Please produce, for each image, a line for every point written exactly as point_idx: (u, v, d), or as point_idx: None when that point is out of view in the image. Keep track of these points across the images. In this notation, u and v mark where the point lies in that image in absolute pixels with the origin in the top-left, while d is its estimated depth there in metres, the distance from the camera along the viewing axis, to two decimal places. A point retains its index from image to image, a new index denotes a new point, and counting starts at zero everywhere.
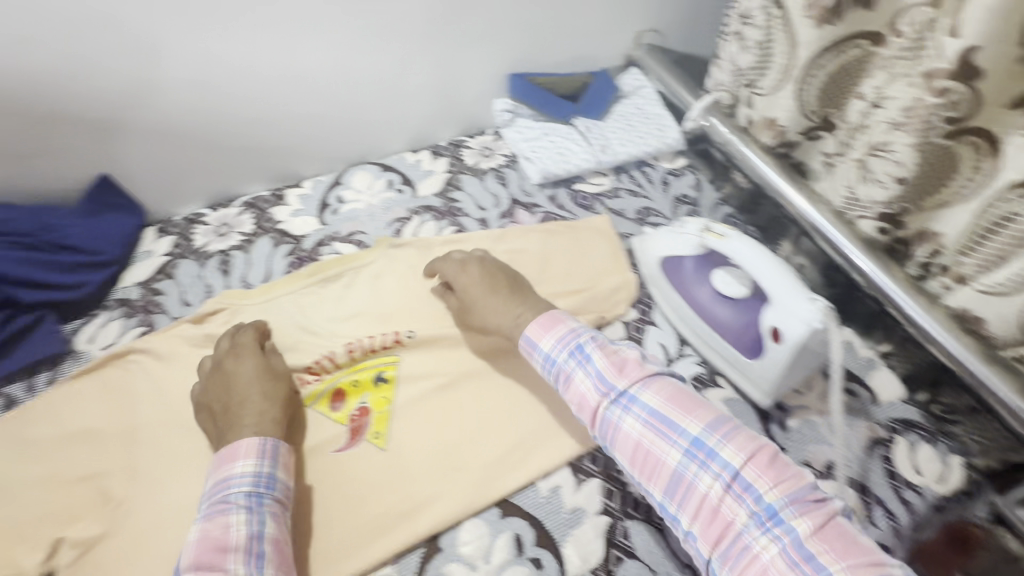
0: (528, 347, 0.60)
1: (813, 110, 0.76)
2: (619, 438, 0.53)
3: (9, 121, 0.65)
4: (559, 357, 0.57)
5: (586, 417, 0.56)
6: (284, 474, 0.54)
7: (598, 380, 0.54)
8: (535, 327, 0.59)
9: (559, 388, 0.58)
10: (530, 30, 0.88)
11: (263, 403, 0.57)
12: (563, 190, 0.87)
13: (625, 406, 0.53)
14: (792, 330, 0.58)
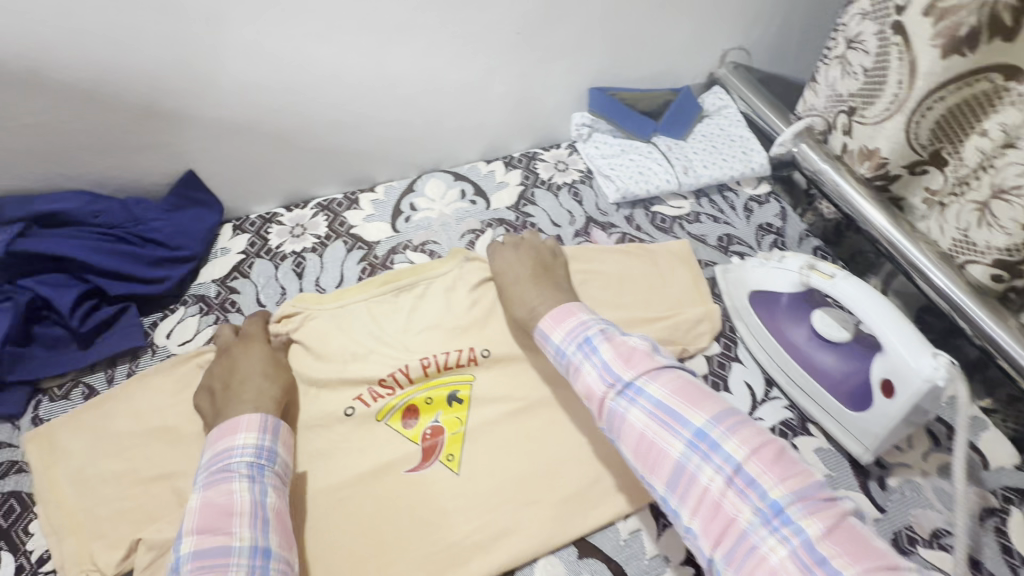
0: (541, 341, 0.60)
1: (923, 144, 0.71)
2: (623, 430, 0.50)
3: (110, 116, 0.66)
4: (569, 348, 0.56)
5: (593, 410, 0.54)
6: (282, 448, 0.55)
7: (604, 371, 0.52)
8: (547, 320, 0.59)
9: (570, 380, 0.56)
10: (617, 44, 0.86)
11: (260, 381, 0.59)
12: (641, 211, 0.85)
13: (630, 398, 0.50)
14: (907, 386, 0.53)
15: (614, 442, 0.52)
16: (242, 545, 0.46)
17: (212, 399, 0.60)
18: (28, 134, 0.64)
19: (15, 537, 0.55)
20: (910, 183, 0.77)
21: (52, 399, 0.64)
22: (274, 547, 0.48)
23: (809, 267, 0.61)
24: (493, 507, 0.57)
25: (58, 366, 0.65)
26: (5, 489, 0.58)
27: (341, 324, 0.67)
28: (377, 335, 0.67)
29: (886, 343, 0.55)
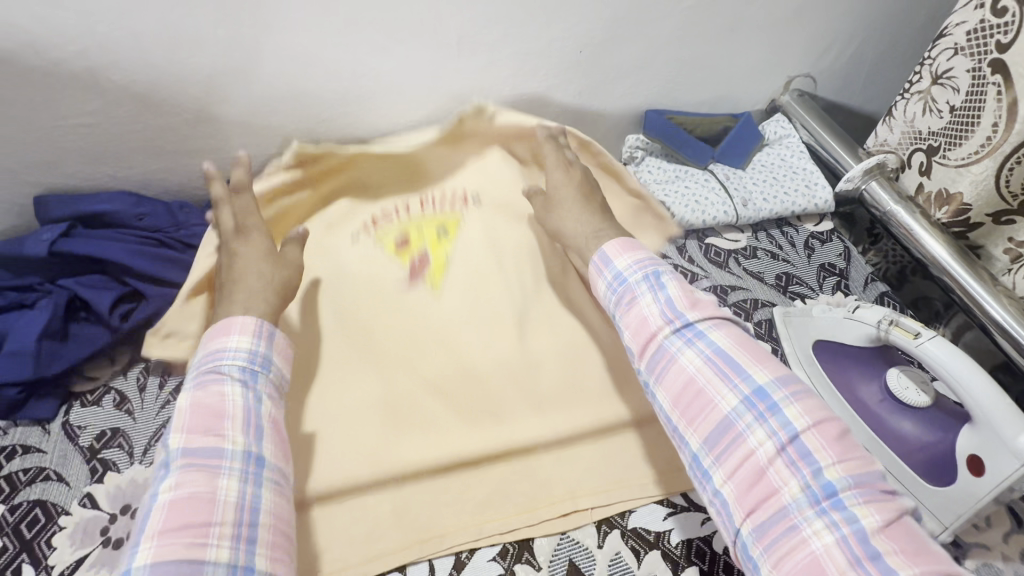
0: (595, 272, 0.59)
1: (1013, 192, 0.66)
2: (671, 370, 0.49)
3: (163, 118, 0.65)
4: (632, 277, 0.55)
5: (638, 346, 0.52)
6: (278, 356, 0.52)
7: (668, 307, 0.51)
8: (614, 245, 0.58)
9: (619, 313, 0.55)
10: (679, 67, 0.82)
11: (267, 288, 0.58)
12: (695, 242, 0.80)
13: (689, 340, 0.49)
14: (1000, 466, 0.48)
15: (654, 383, 0.51)
16: (235, 449, 0.44)
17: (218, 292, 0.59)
18: (80, 133, 0.63)
19: (38, 550, 0.53)
20: (992, 233, 0.72)
21: (83, 404, 0.62)
22: (267, 457, 0.46)
23: (892, 321, 0.56)
24: (530, 555, 0.54)
25: (92, 371, 0.63)
26: (30, 498, 0.55)
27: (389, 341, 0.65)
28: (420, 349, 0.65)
29: (979, 417, 0.50)
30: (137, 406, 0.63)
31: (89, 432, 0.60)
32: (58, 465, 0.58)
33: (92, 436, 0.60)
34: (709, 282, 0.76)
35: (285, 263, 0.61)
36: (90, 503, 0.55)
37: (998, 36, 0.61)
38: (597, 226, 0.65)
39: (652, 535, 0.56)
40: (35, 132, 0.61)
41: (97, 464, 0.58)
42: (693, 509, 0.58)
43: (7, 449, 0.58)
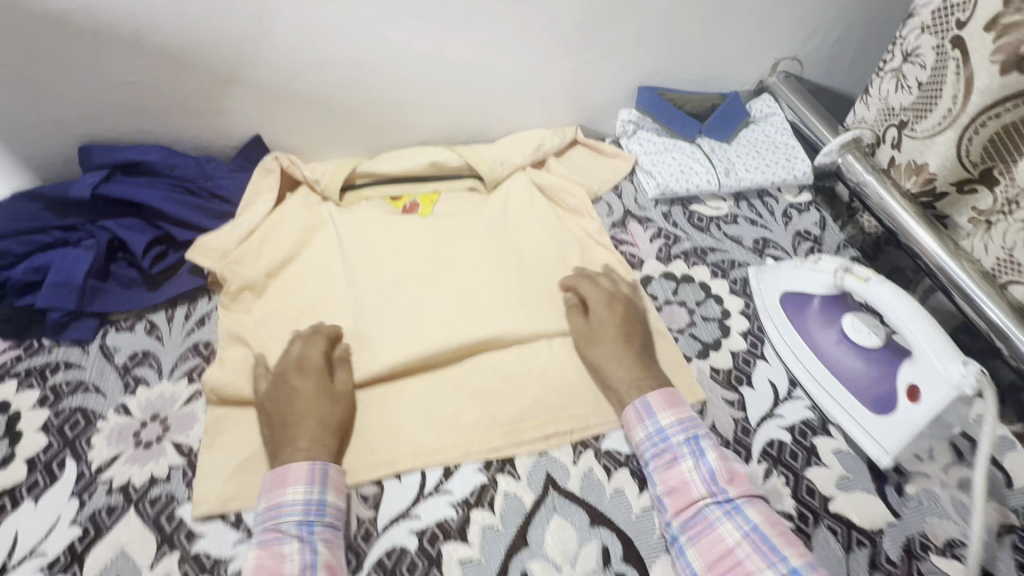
0: (628, 421, 0.62)
1: (974, 161, 0.70)
2: (709, 536, 0.53)
3: (194, 78, 0.72)
4: (673, 436, 0.59)
5: (674, 504, 0.56)
6: (334, 500, 0.55)
7: (710, 477, 0.56)
8: (658, 398, 0.62)
9: (654, 466, 0.59)
10: (670, 46, 0.88)
11: (321, 433, 0.58)
12: (679, 208, 0.86)
13: (728, 513, 0.54)
14: (934, 392, 0.54)
15: (687, 543, 0.54)
16: None
17: (267, 426, 0.60)
18: (121, 89, 0.70)
19: (79, 446, 0.60)
20: (957, 201, 0.76)
21: (117, 330, 0.69)
22: None
23: (845, 269, 0.62)
24: (512, 468, 0.61)
25: (127, 301, 0.70)
26: (72, 405, 0.63)
27: (400, 280, 0.75)
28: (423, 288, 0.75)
29: (917, 349, 0.55)
30: (166, 333, 0.70)
31: (123, 353, 0.68)
32: (96, 379, 0.65)
33: (125, 356, 0.67)
34: (690, 244, 0.82)
35: (339, 397, 0.62)
36: (124, 411, 0.63)
37: (958, 14, 0.66)
38: (640, 377, 0.64)
39: (622, 456, 0.63)
40: (83, 87, 0.69)
41: (130, 379, 0.65)
42: None
43: (51, 365, 0.66)
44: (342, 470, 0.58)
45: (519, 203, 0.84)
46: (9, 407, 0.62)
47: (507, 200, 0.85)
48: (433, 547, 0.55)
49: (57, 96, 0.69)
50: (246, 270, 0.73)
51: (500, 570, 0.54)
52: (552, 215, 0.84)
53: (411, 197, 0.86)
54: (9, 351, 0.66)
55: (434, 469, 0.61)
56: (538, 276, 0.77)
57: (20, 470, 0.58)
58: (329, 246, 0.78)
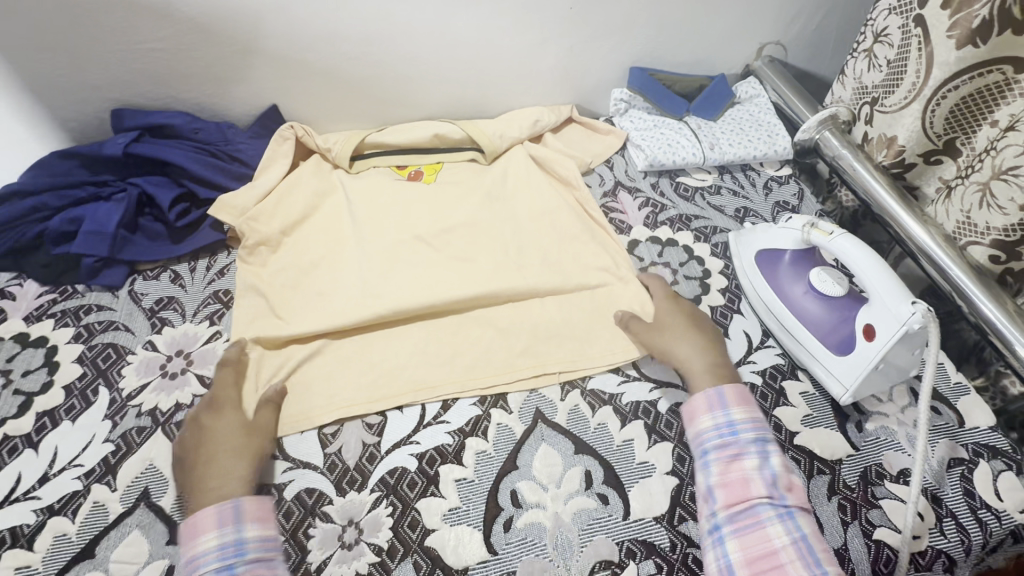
0: (693, 409, 0.61)
1: (937, 133, 0.76)
2: (755, 533, 0.52)
3: (218, 47, 0.78)
4: (741, 432, 0.58)
5: (724, 496, 0.55)
6: (258, 533, 0.52)
7: (771, 480, 0.54)
8: (732, 392, 0.60)
9: (712, 455, 0.57)
10: (659, 28, 0.94)
11: (240, 461, 0.57)
12: (667, 179, 0.92)
13: (782, 517, 0.52)
14: (887, 329, 0.60)
15: (728, 535, 0.53)
16: None
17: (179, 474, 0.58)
18: (151, 56, 0.77)
19: (110, 376, 0.66)
20: (925, 172, 0.81)
21: (144, 278, 0.76)
22: None
23: (811, 225, 0.69)
24: (504, 403, 0.67)
25: (154, 252, 0.77)
26: (104, 341, 0.69)
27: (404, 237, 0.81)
28: (426, 246, 0.81)
29: (874, 293, 0.61)
30: (189, 281, 0.76)
31: (150, 298, 0.74)
32: (126, 319, 0.71)
33: (152, 301, 0.73)
34: (676, 211, 0.88)
35: (256, 430, 0.60)
36: (151, 347, 0.69)
37: None
38: (709, 359, 0.66)
39: (606, 395, 0.68)
40: (118, 53, 0.75)
41: (156, 320, 0.72)
42: (643, 380, 0.69)
43: (85, 307, 0.72)
44: (261, 497, 0.54)
45: (517, 172, 0.90)
46: (48, 341, 0.68)
47: (505, 169, 0.91)
48: (432, 467, 0.61)
49: (95, 62, 0.75)
50: (261, 226, 0.79)
51: (492, 488, 0.59)
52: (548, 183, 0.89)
53: (416, 166, 0.91)
54: (46, 294, 0.73)
55: (433, 402, 0.66)
56: (532, 237, 0.83)
57: (58, 395, 0.64)
58: (339, 208, 0.84)
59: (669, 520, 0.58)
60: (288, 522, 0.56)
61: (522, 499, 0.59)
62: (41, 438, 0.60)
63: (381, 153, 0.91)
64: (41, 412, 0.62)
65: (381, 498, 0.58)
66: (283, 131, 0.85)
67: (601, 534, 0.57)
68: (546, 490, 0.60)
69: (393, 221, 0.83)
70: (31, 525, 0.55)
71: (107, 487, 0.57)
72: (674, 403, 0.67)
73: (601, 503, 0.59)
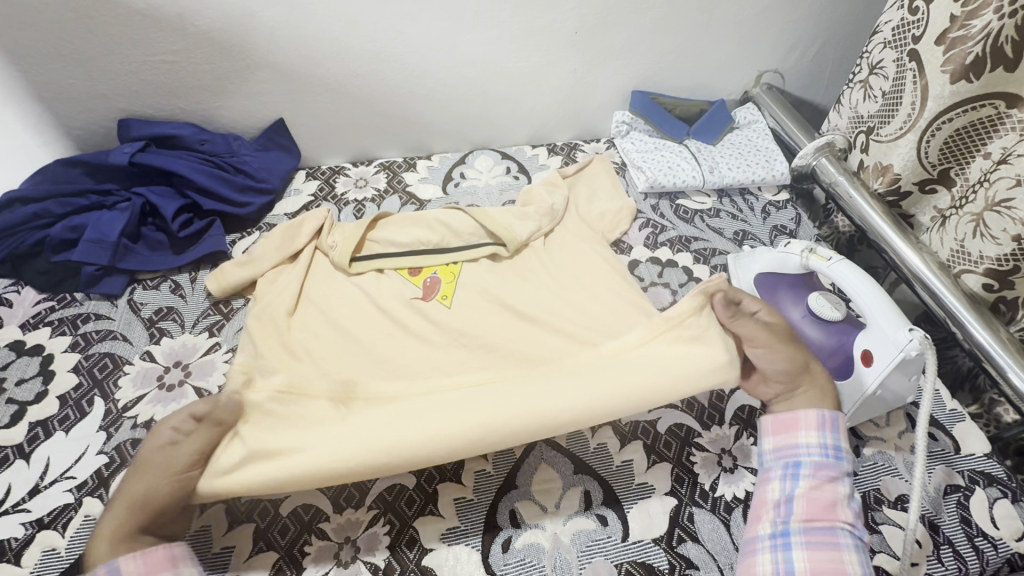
0: (794, 420, 0.57)
1: (932, 163, 0.78)
2: (828, 550, 0.49)
3: (228, 61, 0.79)
4: (840, 460, 0.55)
5: (805, 508, 0.52)
6: None
7: (856, 512, 0.53)
8: (834, 436, 0.56)
9: (807, 470, 0.54)
10: (662, 55, 0.96)
11: (124, 512, 0.48)
12: (666, 201, 0.93)
13: (856, 546, 0.50)
14: (884, 356, 0.61)
15: (798, 545, 0.50)
16: None
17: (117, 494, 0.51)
18: (161, 68, 0.78)
19: (106, 387, 0.65)
20: (920, 201, 0.83)
21: (144, 288, 0.76)
22: None
23: (809, 251, 0.70)
24: None
25: (156, 263, 0.76)
26: (101, 350, 0.68)
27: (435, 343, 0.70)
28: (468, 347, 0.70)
29: (872, 320, 0.63)
30: (189, 292, 0.76)
31: (149, 308, 0.73)
32: (124, 329, 0.71)
33: (151, 311, 0.73)
34: (675, 233, 0.89)
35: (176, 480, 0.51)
36: (149, 357, 0.68)
37: (914, 30, 0.74)
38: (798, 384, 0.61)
39: None
40: (128, 64, 0.76)
41: (155, 330, 0.71)
42: None
43: (83, 315, 0.72)
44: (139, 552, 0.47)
45: (571, 264, 0.80)
46: (44, 350, 0.68)
47: (547, 249, 0.83)
48: (430, 485, 0.60)
49: (104, 72, 0.76)
50: (265, 337, 0.68)
51: (490, 506, 0.59)
52: (605, 265, 0.79)
53: (431, 270, 0.78)
54: (45, 302, 0.73)
55: None
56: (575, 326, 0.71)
57: (53, 404, 0.63)
58: (335, 295, 0.74)
59: (668, 542, 0.58)
60: (284, 538, 0.55)
61: (521, 519, 0.58)
62: (33, 449, 0.60)
63: (378, 250, 0.79)
64: (35, 422, 0.62)
65: (378, 515, 0.58)
66: (276, 227, 0.77)
67: (600, 556, 0.56)
68: (545, 511, 0.59)
69: (413, 305, 0.74)
70: (19, 539, 0.54)
71: (99, 500, 0.56)
72: (673, 423, 0.67)
73: (600, 524, 0.58)
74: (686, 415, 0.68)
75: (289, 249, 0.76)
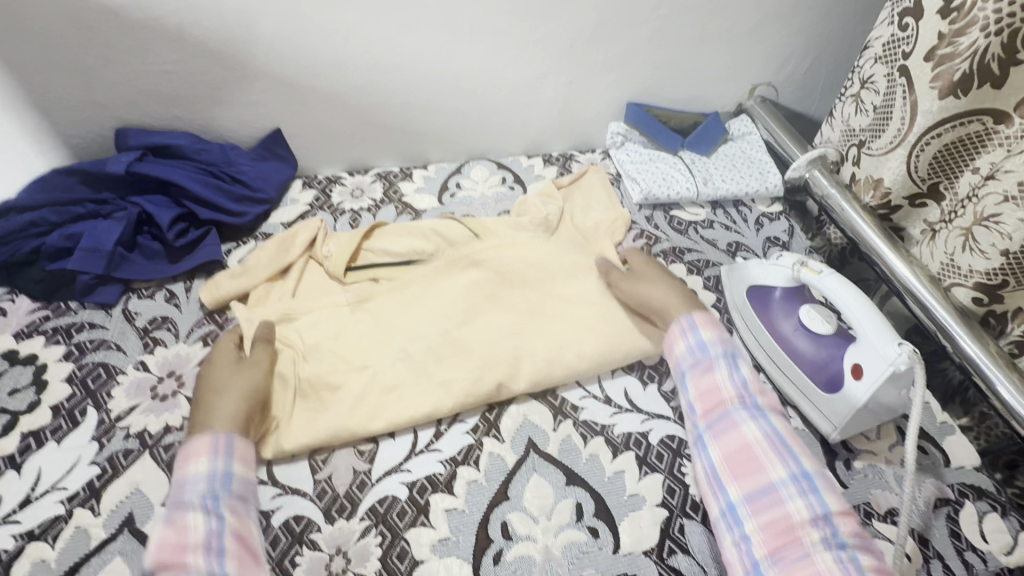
0: (669, 339, 0.71)
1: (922, 177, 0.78)
2: (730, 433, 0.61)
3: (225, 71, 0.80)
4: (713, 349, 0.68)
5: (702, 405, 0.65)
6: (242, 470, 0.57)
7: (738, 386, 0.65)
8: (701, 325, 0.70)
9: (691, 372, 0.67)
10: (657, 67, 0.97)
11: (232, 401, 0.61)
12: (661, 213, 0.94)
13: (752, 417, 0.62)
14: (874, 370, 0.62)
15: (709, 439, 0.62)
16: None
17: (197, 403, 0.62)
18: (159, 78, 0.78)
19: (99, 397, 0.65)
20: (911, 214, 0.83)
21: (139, 297, 0.76)
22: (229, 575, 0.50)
23: (801, 263, 0.70)
24: (497, 432, 0.66)
25: (151, 272, 0.77)
26: (94, 360, 0.69)
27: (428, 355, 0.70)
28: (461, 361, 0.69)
29: (862, 334, 0.63)
30: (183, 301, 0.76)
31: (144, 317, 0.74)
32: (118, 338, 0.71)
33: (146, 320, 0.73)
34: (670, 244, 0.89)
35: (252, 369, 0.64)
36: (143, 367, 0.68)
37: (904, 46, 0.75)
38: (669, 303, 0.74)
39: (599, 426, 0.68)
40: (126, 74, 0.77)
41: (149, 340, 0.71)
42: (636, 411, 0.69)
43: (77, 324, 0.72)
44: (250, 440, 0.60)
45: (564, 277, 0.80)
46: (37, 359, 0.68)
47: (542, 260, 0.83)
48: (422, 497, 0.60)
49: (101, 81, 0.77)
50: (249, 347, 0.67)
51: (482, 518, 0.59)
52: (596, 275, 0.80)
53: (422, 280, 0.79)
54: (39, 311, 0.73)
55: (425, 430, 0.66)
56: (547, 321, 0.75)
57: (46, 414, 0.63)
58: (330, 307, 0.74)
59: (658, 555, 0.58)
60: (275, 549, 0.56)
61: (512, 531, 0.59)
62: (25, 459, 0.60)
63: (372, 259, 0.79)
64: (27, 432, 0.62)
65: (370, 527, 0.58)
66: (270, 239, 0.78)
67: (590, 568, 0.56)
68: (536, 522, 0.59)
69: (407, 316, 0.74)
70: (9, 550, 0.54)
71: (91, 511, 0.56)
72: (665, 435, 0.67)
73: (591, 536, 0.58)
74: (678, 426, 0.68)
75: (285, 259, 0.77)
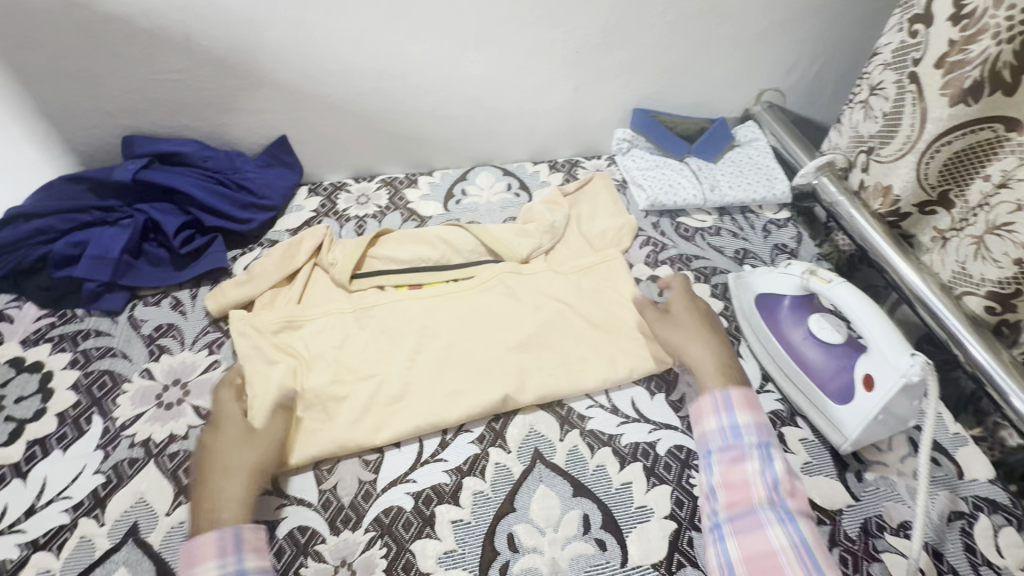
0: (699, 411, 0.63)
1: (932, 185, 0.77)
2: (754, 534, 0.53)
3: (231, 78, 0.80)
4: (746, 436, 0.59)
5: (726, 496, 0.57)
6: (257, 562, 0.52)
7: (770, 483, 0.56)
8: (741, 400, 0.62)
9: (717, 456, 0.59)
10: (663, 72, 0.97)
11: (241, 479, 0.56)
12: (667, 220, 0.93)
13: (781, 519, 0.53)
14: (886, 380, 0.61)
15: (728, 534, 0.55)
16: None
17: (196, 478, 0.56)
18: (165, 86, 0.78)
19: (105, 405, 0.65)
20: (920, 222, 0.83)
21: (145, 304, 0.76)
22: None
23: (810, 272, 0.69)
24: (503, 441, 0.66)
25: (157, 279, 0.76)
26: (100, 367, 0.68)
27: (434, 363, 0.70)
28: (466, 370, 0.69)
29: (873, 344, 0.62)
30: (189, 308, 0.76)
31: (150, 324, 0.74)
32: (123, 346, 0.71)
33: (151, 327, 0.73)
34: (676, 251, 0.89)
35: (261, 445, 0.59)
36: (148, 375, 0.68)
37: (913, 53, 0.75)
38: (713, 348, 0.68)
39: (605, 436, 0.67)
40: (133, 82, 0.77)
41: (155, 348, 0.71)
42: (643, 421, 0.68)
43: (83, 332, 0.72)
44: (258, 527, 0.54)
45: (570, 284, 0.79)
46: (43, 367, 0.68)
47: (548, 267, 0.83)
48: (428, 507, 0.60)
49: (109, 89, 0.77)
50: (257, 355, 0.68)
51: (489, 529, 0.59)
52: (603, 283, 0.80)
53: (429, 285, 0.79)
54: (45, 318, 0.73)
55: (431, 439, 0.65)
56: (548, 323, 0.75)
57: (52, 422, 0.63)
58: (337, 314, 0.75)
59: (667, 568, 0.57)
60: (281, 560, 0.55)
61: (518, 542, 0.58)
62: (30, 468, 0.60)
63: (378, 266, 0.79)
64: (33, 440, 0.62)
65: (375, 538, 0.57)
66: (275, 246, 0.78)
67: None
68: (543, 534, 0.59)
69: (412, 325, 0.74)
70: (15, 560, 0.54)
71: (96, 521, 0.56)
72: (673, 445, 0.66)
73: (599, 548, 0.58)
74: (685, 436, 0.67)
75: (292, 266, 0.77)
